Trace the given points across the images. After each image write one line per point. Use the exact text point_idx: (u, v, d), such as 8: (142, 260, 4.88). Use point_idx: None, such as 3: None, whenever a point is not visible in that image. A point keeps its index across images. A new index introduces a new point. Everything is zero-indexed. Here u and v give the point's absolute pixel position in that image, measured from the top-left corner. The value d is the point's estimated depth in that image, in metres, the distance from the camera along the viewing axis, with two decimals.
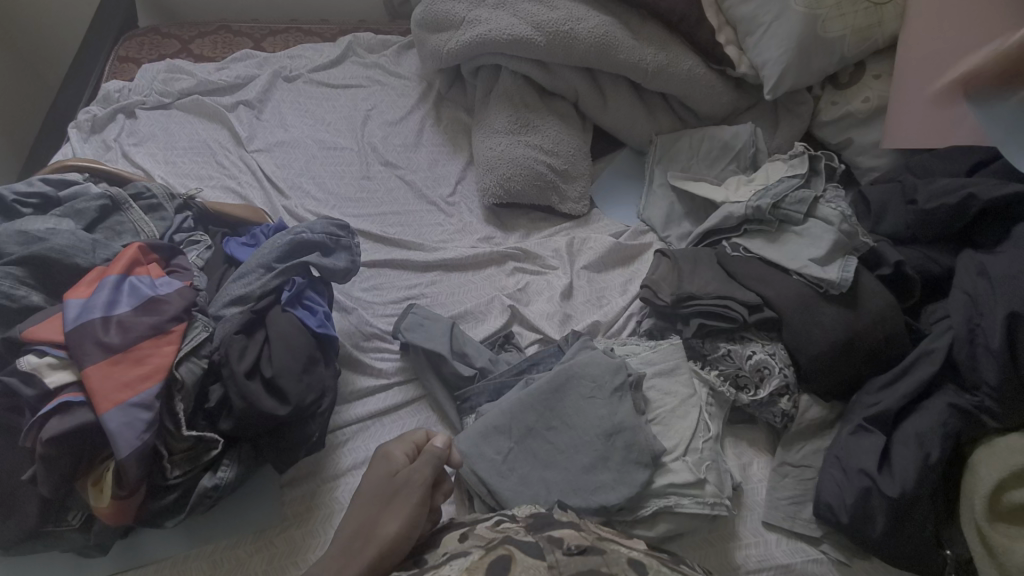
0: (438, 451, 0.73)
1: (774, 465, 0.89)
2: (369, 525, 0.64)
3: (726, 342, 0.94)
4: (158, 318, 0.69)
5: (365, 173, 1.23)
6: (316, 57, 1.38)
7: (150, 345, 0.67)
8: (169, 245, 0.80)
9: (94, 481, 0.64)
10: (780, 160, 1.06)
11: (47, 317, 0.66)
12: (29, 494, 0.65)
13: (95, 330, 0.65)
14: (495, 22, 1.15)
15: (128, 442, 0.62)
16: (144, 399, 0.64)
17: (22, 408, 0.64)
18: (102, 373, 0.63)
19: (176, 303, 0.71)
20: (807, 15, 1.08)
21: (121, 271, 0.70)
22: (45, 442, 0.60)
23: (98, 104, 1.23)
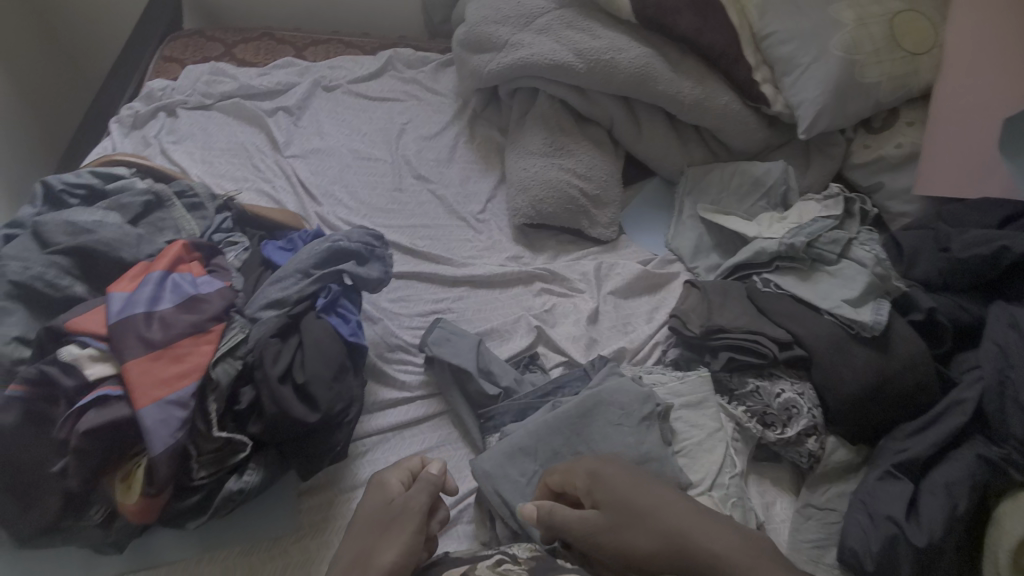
0: (433, 478, 0.72)
1: (797, 507, 0.88)
2: (367, 550, 0.64)
3: (754, 377, 0.92)
4: (200, 316, 0.69)
5: (397, 186, 1.24)
6: (355, 68, 1.40)
7: (190, 342, 0.67)
8: (210, 246, 0.80)
9: (121, 474, 0.64)
10: (814, 200, 1.06)
11: (89, 310, 0.66)
12: (52, 487, 0.62)
13: (138, 325, 0.65)
14: (538, 46, 1.15)
15: (162, 440, 0.61)
16: (182, 397, 0.64)
17: (56, 398, 0.63)
18: (145, 366, 0.63)
19: (216, 303, 0.71)
20: (844, 61, 1.09)
21: (165, 268, 0.71)
22: (80, 434, 0.60)
23: (141, 101, 1.25)
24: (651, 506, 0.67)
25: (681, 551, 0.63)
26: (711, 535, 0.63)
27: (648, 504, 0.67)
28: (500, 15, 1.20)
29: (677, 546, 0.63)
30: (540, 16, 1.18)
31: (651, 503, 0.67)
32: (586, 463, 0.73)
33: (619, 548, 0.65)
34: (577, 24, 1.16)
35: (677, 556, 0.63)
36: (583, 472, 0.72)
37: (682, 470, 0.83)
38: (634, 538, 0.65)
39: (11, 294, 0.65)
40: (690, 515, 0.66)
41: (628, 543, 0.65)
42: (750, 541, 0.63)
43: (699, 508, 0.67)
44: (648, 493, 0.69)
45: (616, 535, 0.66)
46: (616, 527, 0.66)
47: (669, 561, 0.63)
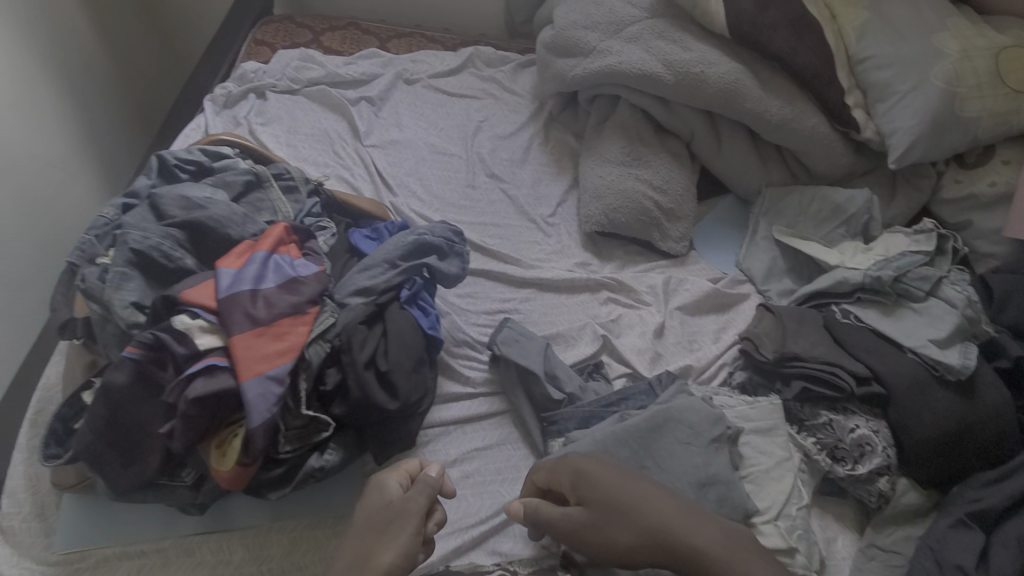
0: (433, 480, 0.70)
1: (860, 546, 0.86)
2: (368, 549, 0.63)
3: (827, 410, 0.90)
4: (297, 299, 0.72)
5: (470, 182, 1.26)
6: (436, 64, 1.42)
7: (289, 322, 0.70)
8: (306, 229, 0.83)
9: (217, 442, 0.67)
10: (902, 233, 1.03)
11: (200, 283, 0.70)
12: (153, 446, 0.67)
13: (245, 302, 0.68)
14: (627, 55, 1.15)
15: (260, 414, 0.64)
16: (280, 373, 0.66)
17: (165, 363, 0.66)
18: (247, 342, 0.66)
19: (312, 286, 0.74)
20: (945, 92, 1.05)
21: (269, 249, 0.74)
22: (188, 400, 0.63)
23: (234, 82, 1.30)
24: (635, 501, 0.69)
25: (661, 545, 0.66)
26: (692, 530, 0.66)
27: (633, 500, 0.69)
28: (590, 20, 1.20)
29: (658, 540, 0.66)
30: (631, 24, 1.18)
31: (635, 499, 0.69)
32: (572, 461, 0.74)
33: (602, 540, 0.68)
34: (668, 34, 1.15)
35: (657, 549, 0.66)
36: (568, 471, 0.73)
37: (749, 496, 0.81)
38: (616, 533, 0.68)
39: (131, 261, 0.69)
40: (672, 511, 0.68)
41: (610, 536, 0.68)
42: (727, 535, 0.66)
43: (681, 504, 0.69)
44: (631, 488, 0.70)
45: (599, 530, 0.68)
46: (599, 522, 0.69)
47: (650, 553, 0.66)
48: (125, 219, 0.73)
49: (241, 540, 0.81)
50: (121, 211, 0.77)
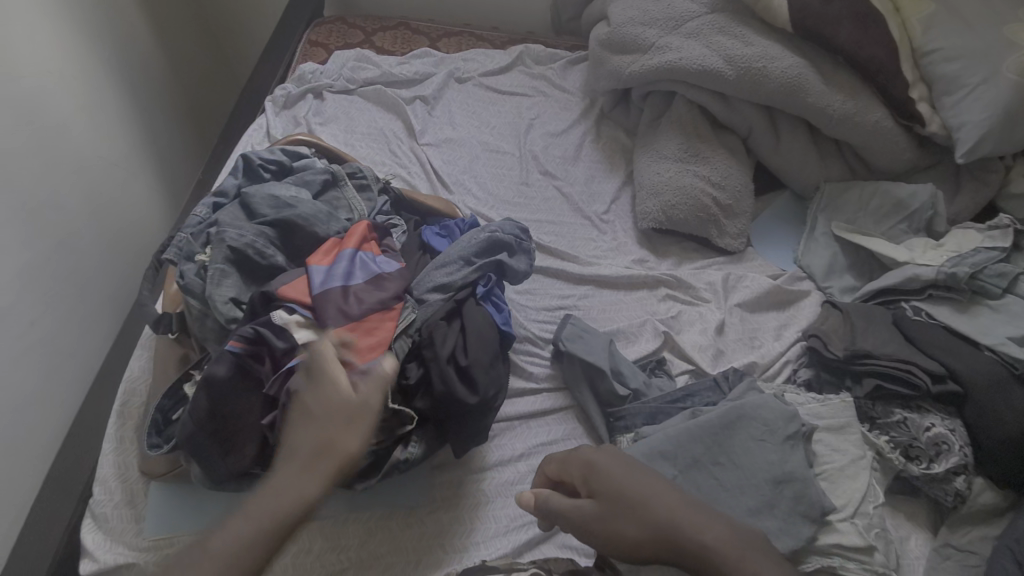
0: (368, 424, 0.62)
1: (934, 546, 0.85)
2: (328, 438, 0.60)
3: (901, 408, 0.89)
4: (385, 295, 0.74)
5: (524, 180, 1.27)
6: (487, 62, 1.43)
7: (378, 317, 0.72)
8: (383, 228, 0.85)
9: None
10: (974, 229, 1.02)
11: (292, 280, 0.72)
12: (250, 435, 0.69)
13: (339, 298, 0.71)
14: (686, 51, 1.14)
15: None
16: (373, 367, 0.68)
17: (262, 357, 0.70)
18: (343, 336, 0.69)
19: (397, 283, 0.77)
20: (1020, 84, 1.03)
21: (355, 247, 0.76)
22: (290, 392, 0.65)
23: (292, 83, 1.33)
24: (641, 494, 0.67)
25: (669, 541, 0.63)
26: (702, 525, 0.63)
27: (633, 493, 0.67)
28: (648, 16, 1.20)
29: (658, 532, 0.64)
30: (691, 19, 1.17)
31: (642, 493, 0.67)
32: (581, 456, 0.73)
33: (608, 534, 0.66)
34: (729, 29, 1.14)
35: (664, 545, 0.64)
36: (578, 463, 0.73)
37: (825, 494, 0.81)
38: (625, 528, 0.66)
39: (229, 258, 0.72)
40: (679, 506, 0.66)
41: (619, 531, 0.66)
42: (738, 532, 0.63)
43: (690, 499, 0.67)
44: (639, 481, 0.68)
45: (609, 524, 0.67)
46: (607, 517, 0.67)
47: (657, 549, 0.64)
48: (219, 217, 0.76)
49: (321, 530, 0.83)
50: (212, 209, 0.80)
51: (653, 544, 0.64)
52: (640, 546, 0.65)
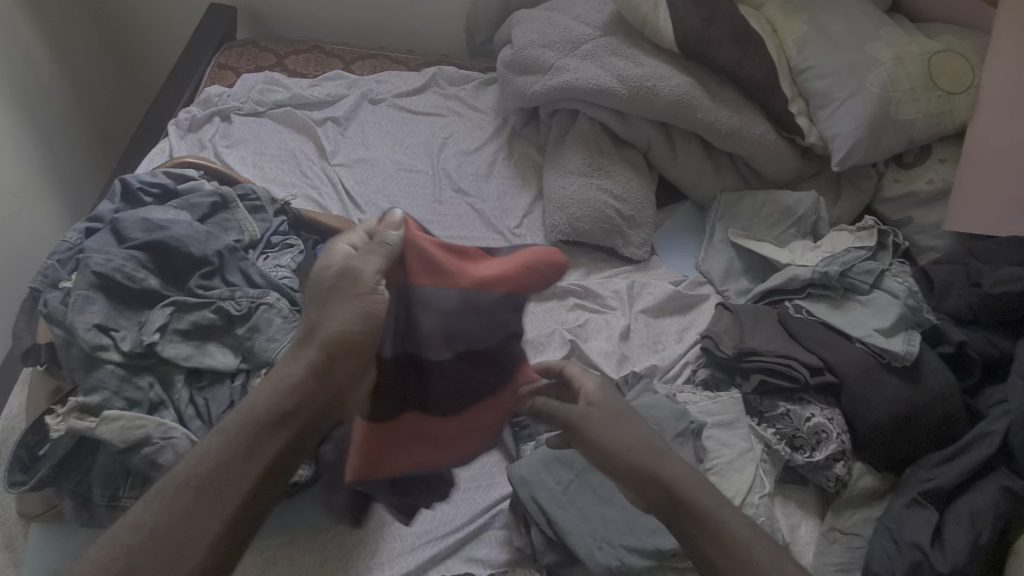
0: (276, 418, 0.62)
1: (822, 530, 0.89)
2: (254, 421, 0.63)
3: (784, 401, 0.95)
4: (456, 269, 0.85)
5: (437, 198, 1.28)
6: (400, 84, 1.46)
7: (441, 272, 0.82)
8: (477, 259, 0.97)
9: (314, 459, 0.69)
10: (847, 231, 1.10)
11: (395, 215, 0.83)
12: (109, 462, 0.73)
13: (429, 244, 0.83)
14: (582, 71, 1.20)
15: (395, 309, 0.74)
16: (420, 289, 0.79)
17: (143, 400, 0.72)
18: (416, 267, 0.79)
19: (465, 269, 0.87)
20: (880, 98, 1.13)
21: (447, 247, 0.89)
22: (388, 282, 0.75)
23: (198, 107, 1.31)
24: (628, 432, 0.72)
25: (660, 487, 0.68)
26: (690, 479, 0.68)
27: (626, 435, 0.72)
28: (547, 39, 1.25)
29: (637, 465, 0.70)
30: (586, 41, 1.23)
31: (630, 430, 0.72)
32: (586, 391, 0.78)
33: (597, 444, 0.72)
34: (622, 51, 1.20)
35: (658, 490, 0.68)
36: (591, 379, 0.81)
37: None
38: (610, 449, 0.71)
39: (95, 283, 0.74)
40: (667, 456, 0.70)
41: (605, 444, 0.72)
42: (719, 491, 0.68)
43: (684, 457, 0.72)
44: (626, 424, 0.74)
45: (598, 440, 0.72)
46: (600, 427, 0.73)
47: (644, 482, 0.69)
48: (88, 243, 0.78)
49: None
50: (84, 235, 0.81)
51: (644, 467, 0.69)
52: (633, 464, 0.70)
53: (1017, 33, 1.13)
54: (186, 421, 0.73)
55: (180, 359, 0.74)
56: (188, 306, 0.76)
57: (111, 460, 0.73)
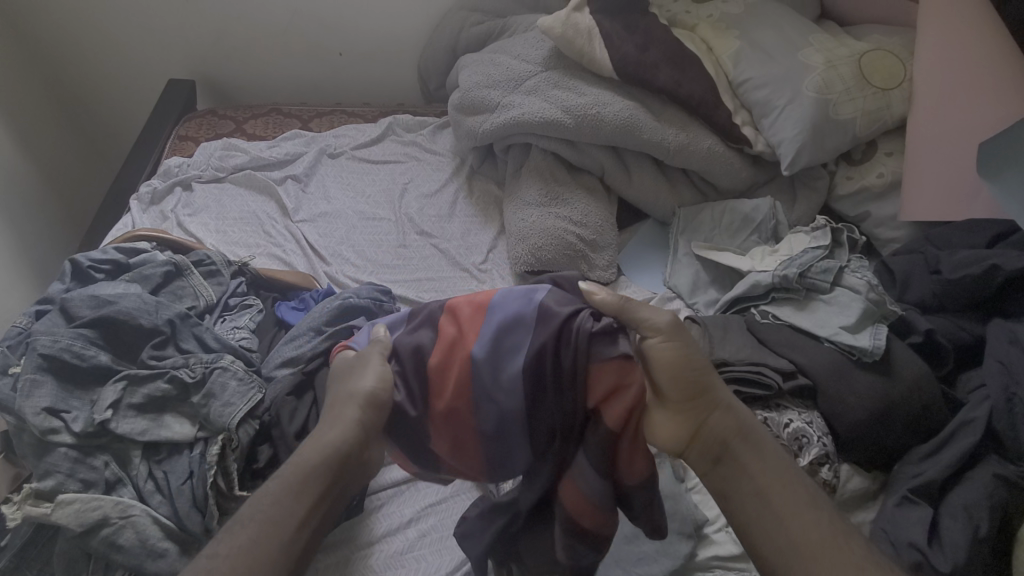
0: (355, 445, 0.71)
1: None
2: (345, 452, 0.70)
3: (762, 409, 0.92)
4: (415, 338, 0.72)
5: (401, 243, 1.28)
6: (359, 136, 1.49)
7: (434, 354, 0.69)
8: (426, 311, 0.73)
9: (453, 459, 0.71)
10: (803, 233, 1.12)
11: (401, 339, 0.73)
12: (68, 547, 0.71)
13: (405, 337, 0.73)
14: (528, 107, 1.23)
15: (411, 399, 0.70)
16: (415, 396, 0.70)
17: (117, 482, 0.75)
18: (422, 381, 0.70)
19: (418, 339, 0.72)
20: (818, 101, 1.16)
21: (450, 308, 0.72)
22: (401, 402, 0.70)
23: (158, 179, 1.34)
24: (760, 439, 0.72)
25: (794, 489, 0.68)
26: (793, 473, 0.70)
27: (756, 443, 0.71)
28: (490, 79, 1.29)
29: (699, 401, 0.69)
30: (529, 78, 1.27)
31: (757, 435, 0.72)
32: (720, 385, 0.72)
33: (733, 439, 0.71)
34: (563, 84, 1.24)
35: (791, 491, 0.68)
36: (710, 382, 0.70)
37: (697, 507, 0.83)
38: (751, 460, 0.70)
39: (42, 366, 0.78)
40: (780, 459, 0.71)
41: (742, 458, 0.70)
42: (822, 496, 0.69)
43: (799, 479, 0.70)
44: (757, 430, 0.72)
45: (743, 452, 0.70)
46: (741, 436, 0.71)
47: (788, 493, 0.68)
48: (37, 328, 0.82)
49: None
50: (34, 317, 0.88)
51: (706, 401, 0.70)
52: (684, 385, 0.68)
53: (937, 38, 1.17)
54: (144, 497, 0.75)
55: (135, 435, 0.77)
56: (140, 379, 0.80)
57: (69, 545, 0.72)
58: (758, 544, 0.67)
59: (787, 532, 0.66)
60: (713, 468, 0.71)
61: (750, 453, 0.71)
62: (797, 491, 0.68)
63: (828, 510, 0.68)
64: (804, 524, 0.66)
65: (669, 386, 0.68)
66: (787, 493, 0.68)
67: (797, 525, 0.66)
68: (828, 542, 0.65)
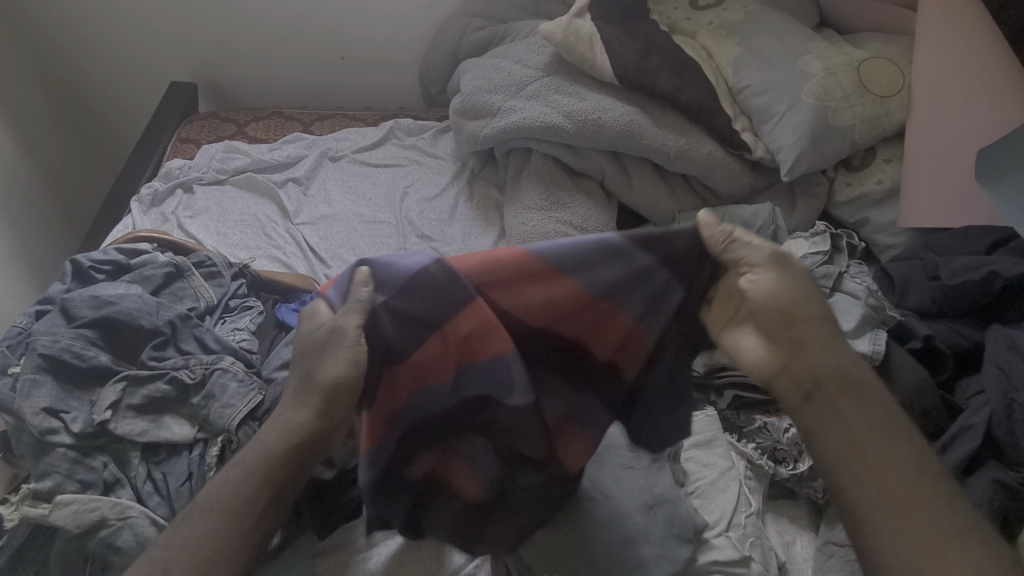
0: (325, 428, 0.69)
1: (819, 545, 0.83)
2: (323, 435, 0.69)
3: (761, 414, 0.94)
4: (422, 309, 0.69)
5: (402, 246, 1.28)
6: (360, 139, 1.50)
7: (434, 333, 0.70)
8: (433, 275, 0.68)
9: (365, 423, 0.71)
10: (803, 238, 1.12)
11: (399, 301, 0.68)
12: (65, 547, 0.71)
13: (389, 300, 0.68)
14: (529, 111, 1.24)
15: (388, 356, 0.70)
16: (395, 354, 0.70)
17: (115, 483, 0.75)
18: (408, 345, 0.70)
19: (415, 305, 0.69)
20: (817, 107, 1.16)
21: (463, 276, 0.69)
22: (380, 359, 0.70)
23: (159, 181, 1.34)
24: (866, 384, 0.69)
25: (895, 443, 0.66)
26: (899, 429, 0.67)
27: (859, 389, 0.69)
28: (492, 84, 1.30)
29: (793, 333, 0.70)
30: (530, 83, 1.27)
31: (862, 380, 0.69)
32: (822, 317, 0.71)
33: (834, 377, 0.69)
34: (565, 89, 1.25)
35: (891, 444, 0.65)
36: (808, 313, 0.70)
37: (697, 511, 0.83)
38: (853, 407, 0.68)
39: (42, 366, 0.78)
40: (883, 411, 0.68)
41: (841, 399, 0.68)
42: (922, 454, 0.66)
43: (899, 434, 0.66)
44: (862, 375, 0.70)
45: (843, 395, 0.68)
46: (842, 377, 0.69)
47: (886, 444, 0.65)
48: (37, 328, 0.82)
49: None
50: (35, 317, 0.88)
51: (803, 332, 0.70)
52: (777, 313, 0.70)
53: (939, 48, 1.18)
54: (142, 498, 0.75)
55: (135, 436, 0.76)
56: (140, 380, 0.80)
57: (66, 546, 0.71)
58: (848, 490, 0.65)
59: (882, 484, 0.63)
60: (805, 404, 0.69)
61: (843, 396, 0.68)
62: (898, 444, 0.66)
63: (926, 468, 0.64)
64: (902, 475, 0.63)
65: (768, 316, 0.70)
66: (884, 445, 0.65)
67: (887, 479, 0.63)
68: (926, 498, 0.62)
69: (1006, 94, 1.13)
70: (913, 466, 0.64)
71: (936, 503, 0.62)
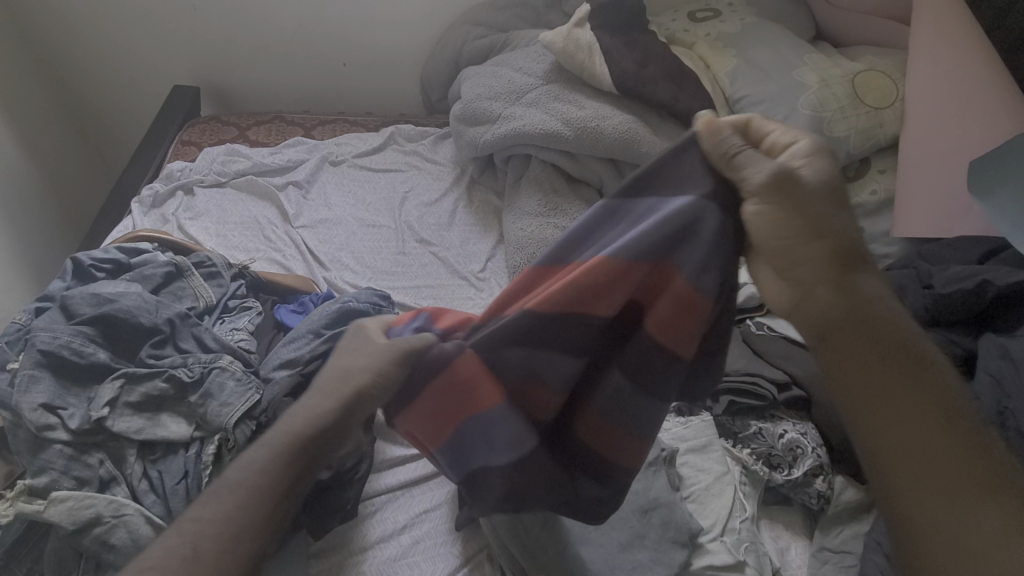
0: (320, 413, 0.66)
1: (813, 551, 0.83)
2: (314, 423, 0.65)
3: (756, 420, 0.93)
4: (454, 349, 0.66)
5: (400, 250, 1.29)
6: (360, 145, 1.51)
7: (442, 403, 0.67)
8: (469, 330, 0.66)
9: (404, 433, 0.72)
10: None
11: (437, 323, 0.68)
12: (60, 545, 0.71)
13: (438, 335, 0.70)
14: (529, 118, 1.25)
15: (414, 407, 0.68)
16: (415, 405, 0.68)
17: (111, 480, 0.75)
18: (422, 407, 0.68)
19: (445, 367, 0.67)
20: (813, 118, 1.18)
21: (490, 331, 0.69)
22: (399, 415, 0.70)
23: (160, 183, 1.35)
24: (894, 324, 0.60)
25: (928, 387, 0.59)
26: (931, 368, 0.60)
27: (889, 334, 0.59)
28: (492, 91, 1.32)
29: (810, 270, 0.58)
30: (530, 90, 1.29)
31: (890, 319, 0.60)
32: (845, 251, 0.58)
33: (861, 324, 0.59)
34: (564, 97, 1.27)
35: (922, 389, 0.59)
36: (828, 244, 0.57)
37: (692, 516, 0.83)
38: (881, 354, 0.59)
39: (41, 362, 0.78)
40: (912, 351, 0.60)
41: (866, 348, 0.59)
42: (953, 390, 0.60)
43: (929, 374, 0.60)
44: (888, 313, 0.60)
45: (870, 344, 0.59)
46: (864, 320, 0.59)
47: (918, 389, 0.59)
48: (36, 324, 0.82)
49: None
50: (33, 314, 0.88)
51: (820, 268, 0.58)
52: (795, 245, 0.57)
53: (930, 62, 1.20)
54: (137, 495, 0.75)
55: (132, 433, 0.77)
56: (138, 377, 0.80)
57: (60, 543, 0.71)
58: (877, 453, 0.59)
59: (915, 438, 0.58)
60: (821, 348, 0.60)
61: (859, 343, 0.59)
62: (930, 385, 0.59)
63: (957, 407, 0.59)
64: (931, 422, 0.58)
65: (774, 249, 0.58)
66: (915, 392, 0.59)
67: (917, 431, 0.58)
68: (958, 444, 0.58)
69: (993, 108, 1.14)
70: (944, 403, 0.59)
71: (969, 450, 0.58)
